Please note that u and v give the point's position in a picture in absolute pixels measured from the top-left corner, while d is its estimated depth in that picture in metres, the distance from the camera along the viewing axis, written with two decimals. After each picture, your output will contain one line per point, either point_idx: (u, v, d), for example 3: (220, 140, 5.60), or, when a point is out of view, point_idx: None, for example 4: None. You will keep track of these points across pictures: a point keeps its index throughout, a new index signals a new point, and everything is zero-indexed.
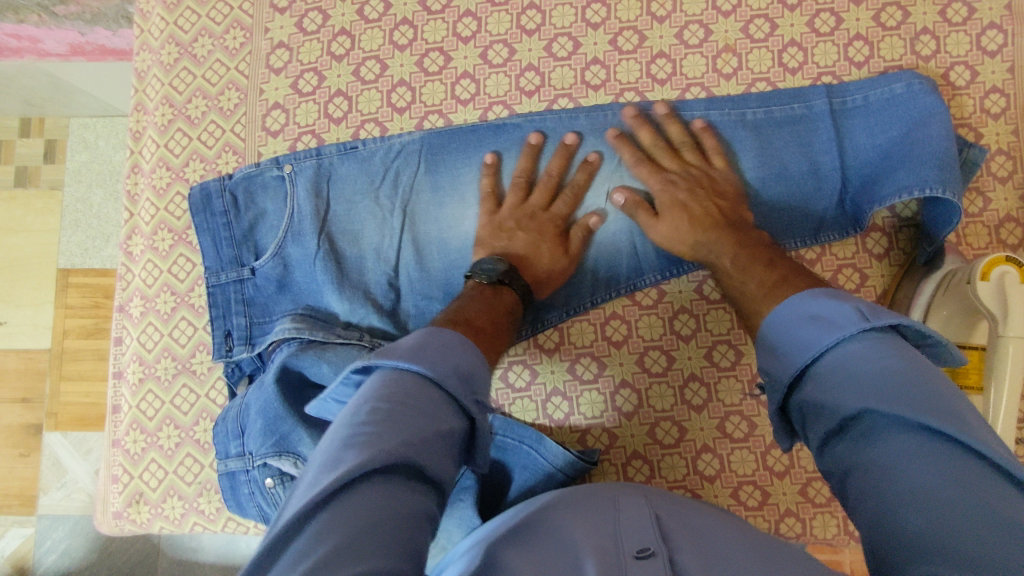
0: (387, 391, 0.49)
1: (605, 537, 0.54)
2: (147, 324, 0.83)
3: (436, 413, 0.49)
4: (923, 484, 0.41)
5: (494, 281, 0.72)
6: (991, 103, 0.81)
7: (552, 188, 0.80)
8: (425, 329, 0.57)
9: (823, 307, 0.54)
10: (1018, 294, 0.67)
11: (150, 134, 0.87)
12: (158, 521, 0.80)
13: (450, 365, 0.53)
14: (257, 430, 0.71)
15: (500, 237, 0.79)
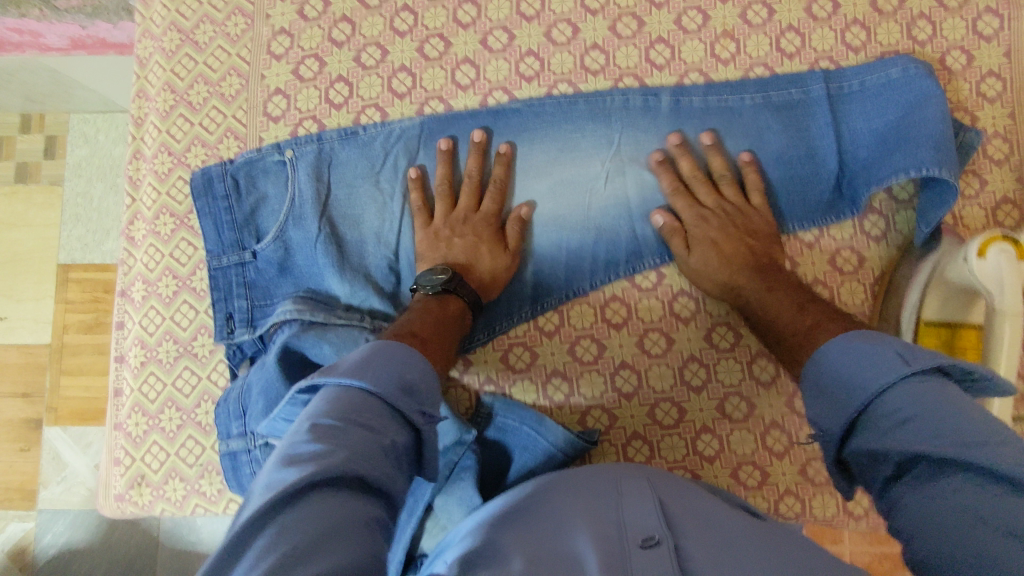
0: (333, 405, 0.50)
1: (607, 523, 0.55)
2: (149, 308, 0.83)
3: (380, 428, 0.49)
4: (954, 506, 0.44)
5: (438, 291, 0.73)
6: (988, 87, 0.82)
7: (475, 188, 0.81)
8: (371, 342, 0.58)
9: (860, 351, 0.56)
10: (1014, 271, 0.68)
11: (152, 120, 0.87)
12: (160, 503, 0.81)
13: (393, 378, 0.53)
14: (259, 410, 0.72)
15: (435, 247, 0.78)
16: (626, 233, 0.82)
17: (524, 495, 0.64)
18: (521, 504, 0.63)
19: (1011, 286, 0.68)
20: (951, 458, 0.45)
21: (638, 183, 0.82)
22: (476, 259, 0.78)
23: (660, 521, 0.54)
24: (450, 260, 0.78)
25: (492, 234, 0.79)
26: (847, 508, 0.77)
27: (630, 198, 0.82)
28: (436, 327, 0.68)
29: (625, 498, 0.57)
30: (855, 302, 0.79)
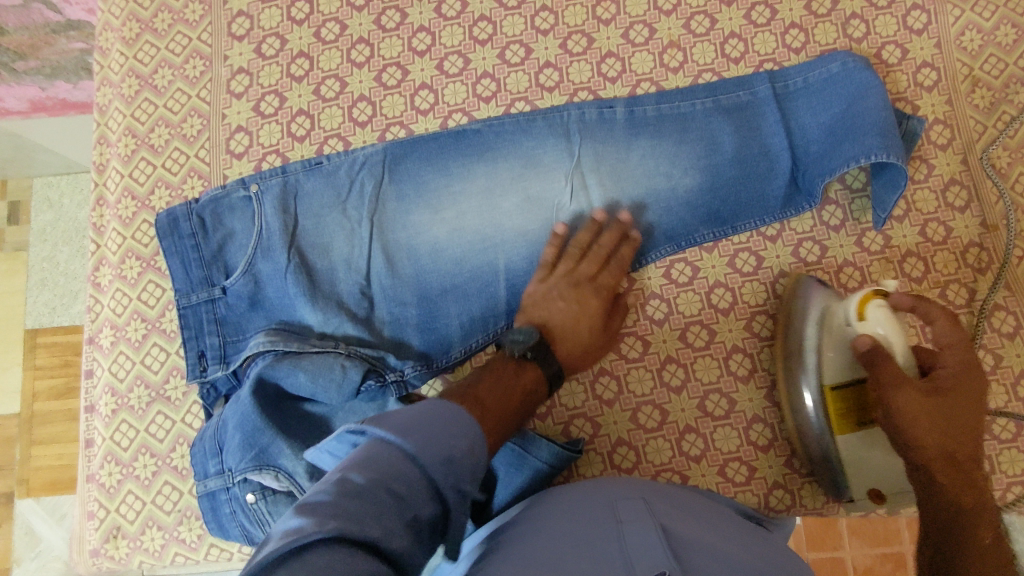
0: (365, 461, 0.48)
1: (611, 558, 0.53)
2: (119, 353, 0.82)
3: (411, 500, 0.47)
4: None
5: (520, 353, 0.72)
6: (923, 77, 0.86)
7: (603, 258, 0.80)
8: (435, 400, 0.56)
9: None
10: (894, 327, 0.68)
11: (115, 166, 0.87)
12: (137, 555, 0.77)
13: (439, 450, 0.50)
14: (236, 445, 0.71)
15: (541, 304, 0.78)
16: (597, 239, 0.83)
17: (522, 525, 0.61)
18: (511, 534, 0.60)
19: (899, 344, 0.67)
20: None
21: (602, 195, 0.83)
22: (574, 330, 0.77)
23: (666, 551, 0.52)
24: (546, 321, 0.77)
25: (600, 302, 0.78)
26: (837, 496, 0.77)
27: (595, 208, 0.83)
28: (502, 397, 0.67)
29: (627, 528, 0.56)
30: None
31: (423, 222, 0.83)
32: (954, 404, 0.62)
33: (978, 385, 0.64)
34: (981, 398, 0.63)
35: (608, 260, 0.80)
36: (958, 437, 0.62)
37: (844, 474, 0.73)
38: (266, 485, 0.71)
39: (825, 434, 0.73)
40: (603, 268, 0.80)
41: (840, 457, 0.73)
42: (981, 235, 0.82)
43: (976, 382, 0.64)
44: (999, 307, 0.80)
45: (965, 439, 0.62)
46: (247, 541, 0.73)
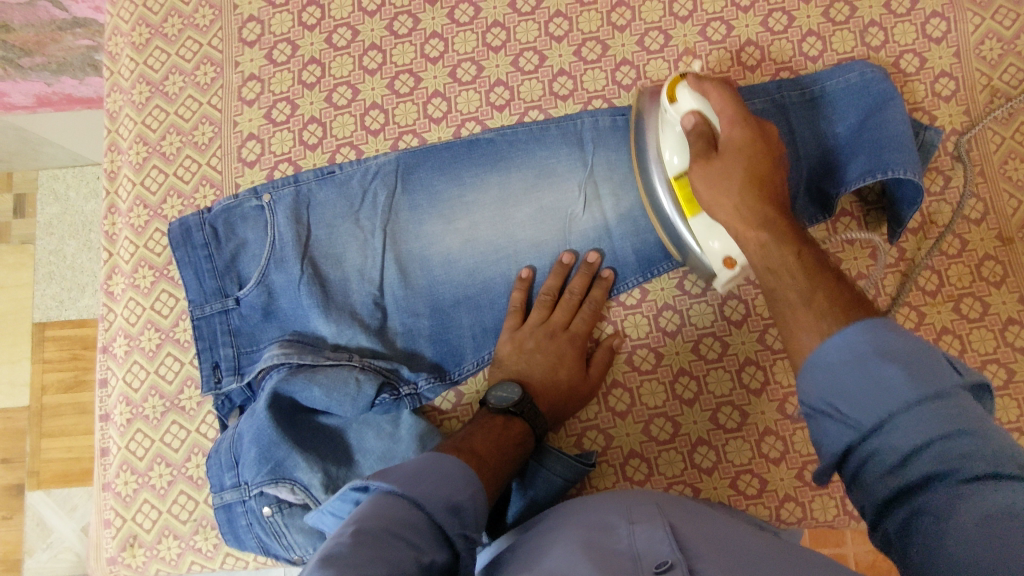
0: (377, 515, 0.49)
1: (621, 553, 0.53)
2: (133, 362, 0.82)
3: (423, 546, 0.49)
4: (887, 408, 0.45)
5: (504, 410, 0.72)
6: (942, 87, 0.85)
7: (573, 306, 0.80)
8: (427, 454, 0.58)
9: (895, 337, 0.47)
10: (699, 97, 0.69)
11: (126, 173, 0.87)
12: (153, 563, 0.78)
13: (443, 497, 0.54)
14: (252, 458, 0.72)
15: (516, 356, 0.77)
16: (610, 249, 0.82)
17: (530, 538, 0.62)
18: (523, 547, 0.60)
19: (710, 112, 0.69)
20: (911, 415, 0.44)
21: (615, 205, 0.82)
22: (551, 379, 0.76)
23: (672, 546, 0.52)
24: (524, 373, 0.76)
25: (577, 350, 0.78)
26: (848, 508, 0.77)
27: (608, 218, 0.82)
28: (495, 446, 0.68)
29: (639, 528, 0.56)
30: None
31: (436, 232, 0.83)
32: (726, 164, 0.64)
33: (746, 137, 0.65)
34: (759, 149, 0.65)
35: (579, 307, 0.80)
36: (740, 190, 0.63)
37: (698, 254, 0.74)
38: (283, 498, 0.72)
39: (678, 223, 0.74)
40: (572, 316, 0.80)
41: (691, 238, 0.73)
42: (996, 248, 0.81)
43: (746, 134, 0.65)
44: (1013, 321, 0.79)
45: (743, 190, 0.63)
46: (263, 552, 0.73)
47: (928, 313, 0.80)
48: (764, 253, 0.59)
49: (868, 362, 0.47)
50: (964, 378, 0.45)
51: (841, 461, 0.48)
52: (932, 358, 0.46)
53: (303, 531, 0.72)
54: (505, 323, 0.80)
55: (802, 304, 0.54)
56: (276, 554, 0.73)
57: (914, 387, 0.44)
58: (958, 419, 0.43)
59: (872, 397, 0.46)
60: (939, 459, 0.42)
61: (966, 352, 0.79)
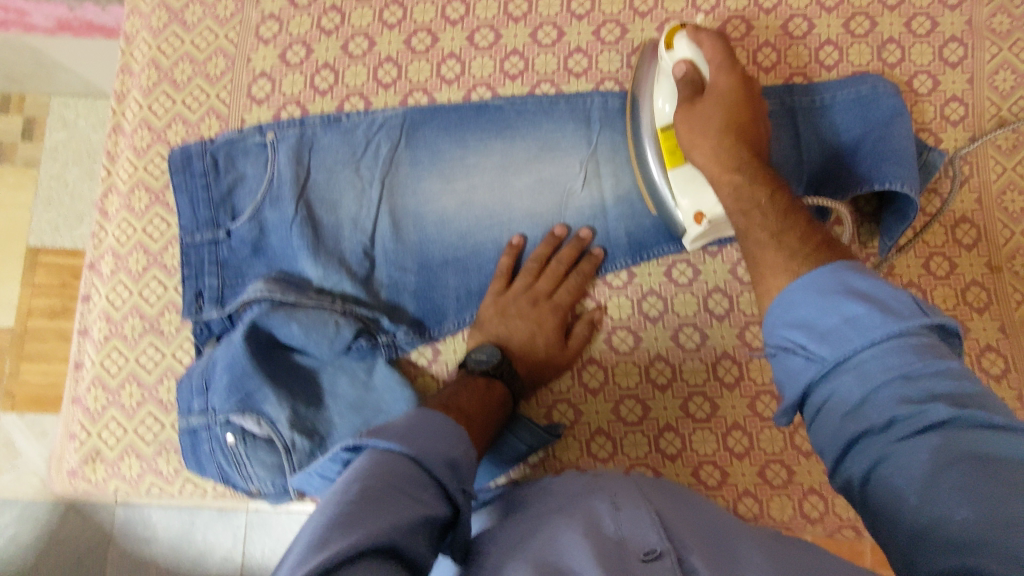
0: (373, 472, 0.51)
1: (608, 539, 0.52)
2: (117, 282, 0.83)
3: (422, 497, 0.51)
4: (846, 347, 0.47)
5: (486, 371, 0.73)
6: (951, 111, 0.85)
7: (558, 276, 0.81)
8: (416, 410, 0.60)
9: (863, 280, 0.49)
10: (693, 46, 0.72)
11: (134, 96, 0.87)
12: (113, 480, 0.79)
13: (439, 453, 0.55)
14: (222, 385, 0.72)
15: (499, 320, 0.78)
16: (603, 228, 0.83)
17: (514, 519, 0.62)
18: (505, 531, 0.59)
19: (701, 62, 0.72)
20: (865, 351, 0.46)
21: (613, 186, 0.83)
22: (532, 344, 0.77)
23: (659, 531, 0.53)
24: (504, 338, 0.77)
25: (557, 320, 0.79)
26: (804, 511, 0.77)
27: (605, 198, 0.83)
28: (481, 404, 0.69)
29: (623, 512, 0.56)
30: None
31: (433, 190, 0.83)
32: (708, 109, 0.68)
33: (730, 84, 0.69)
34: (741, 96, 0.69)
35: (564, 278, 0.81)
36: (718, 136, 0.67)
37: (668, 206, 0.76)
38: (248, 429, 0.73)
39: (656, 174, 0.76)
40: (557, 286, 0.81)
41: (666, 191, 0.75)
42: (983, 275, 0.82)
43: (730, 82, 0.69)
44: (990, 348, 0.80)
45: (721, 134, 0.67)
46: (223, 481, 0.74)
47: None
48: (739, 197, 0.64)
49: (830, 297, 0.49)
50: (929, 319, 0.46)
51: (801, 401, 0.50)
52: (900, 303, 0.47)
53: (265, 465, 0.73)
54: (490, 286, 0.81)
55: (772, 244, 0.59)
56: (235, 485, 0.74)
57: (871, 325, 0.46)
58: (916, 357, 0.44)
59: (840, 335, 0.47)
60: (898, 398, 0.43)
61: None
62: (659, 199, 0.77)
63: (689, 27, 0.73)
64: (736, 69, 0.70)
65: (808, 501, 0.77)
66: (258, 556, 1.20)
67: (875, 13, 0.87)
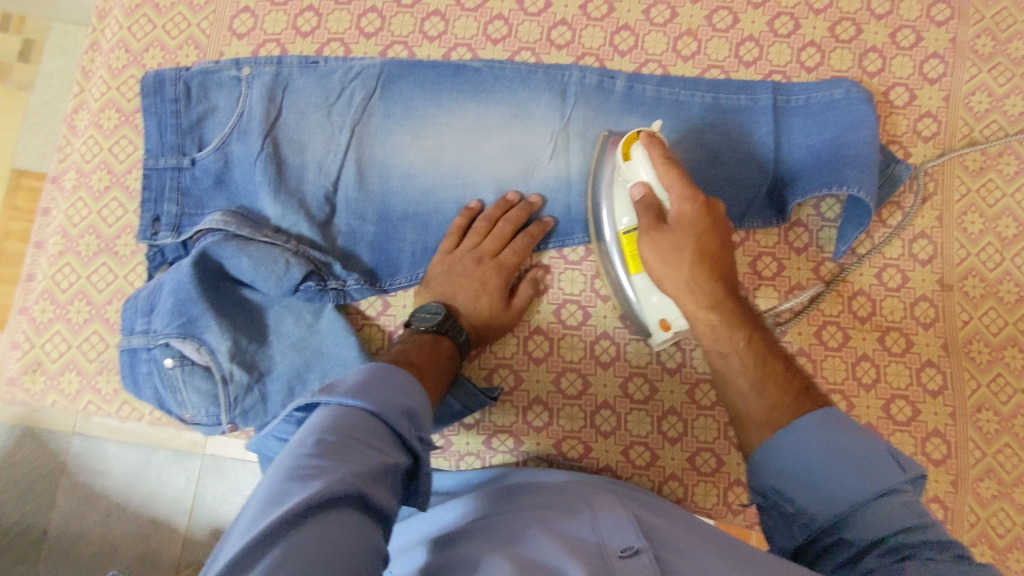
0: (332, 424, 0.51)
1: (582, 538, 0.54)
2: (77, 199, 0.83)
3: (383, 449, 0.51)
4: (842, 496, 0.53)
5: (433, 329, 0.73)
6: (923, 127, 0.86)
7: (506, 236, 0.81)
8: (371, 363, 0.58)
9: (848, 431, 0.55)
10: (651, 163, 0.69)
11: (116, 15, 0.87)
12: (51, 394, 0.79)
13: (397, 404, 0.55)
14: (166, 309, 0.73)
15: (445, 278, 0.79)
16: (566, 201, 0.83)
17: (492, 512, 0.63)
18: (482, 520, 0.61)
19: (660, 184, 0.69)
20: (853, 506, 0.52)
21: (580, 160, 0.83)
22: (476, 304, 0.78)
23: (638, 534, 0.54)
24: (449, 296, 0.78)
25: (501, 281, 0.79)
26: (728, 501, 0.78)
27: (571, 171, 0.83)
28: (430, 358, 0.70)
29: (601, 513, 0.58)
30: (769, 303, 0.83)
31: (402, 144, 0.83)
32: (678, 239, 0.66)
33: (694, 214, 0.66)
34: (706, 228, 0.66)
35: (512, 238, 0.81)
36: (689, 269, 0.65)
37: (637, 311, 0.76)
38: (187, 355, 0.73)
39: (623, 278, 0.75)
40: (504, 246, 0.81)
41: (632, 294, 0.76)
42: (934, 291, 0.83)
43: (695, 212, 0.66)
44: (931, 364, 0.81)
45: (692, 268, 0.65)
46: (157, 404, 0.75)
47: (852, 337, 0.82)
48: (717, 339, 0.63)
49: (826, 451, 0.54)
50: (907, 474, 0.52)
51: (800, 545, 0.55)
52: (880, 455, 0.53)
53: (199, 393, 0.74)
54: (441, 244, 0.82)
55: (754, 391, 0.60)
56: (169, 410, 0.75)
57: (862, 484, 0.52)
58: (904, 514, 0.50)
59: (834, 494, 0.53)
60: (889, 547, 0.49)
61: (878, 382, 0.81)
62: (628, 301, 0.77)
63: (648, 140, 0.70)
64: (700, 196, 0.66)
65: (733, 491, 0.78)
66: (210, 500, 1.20)
67: (861, 20, 0.87)
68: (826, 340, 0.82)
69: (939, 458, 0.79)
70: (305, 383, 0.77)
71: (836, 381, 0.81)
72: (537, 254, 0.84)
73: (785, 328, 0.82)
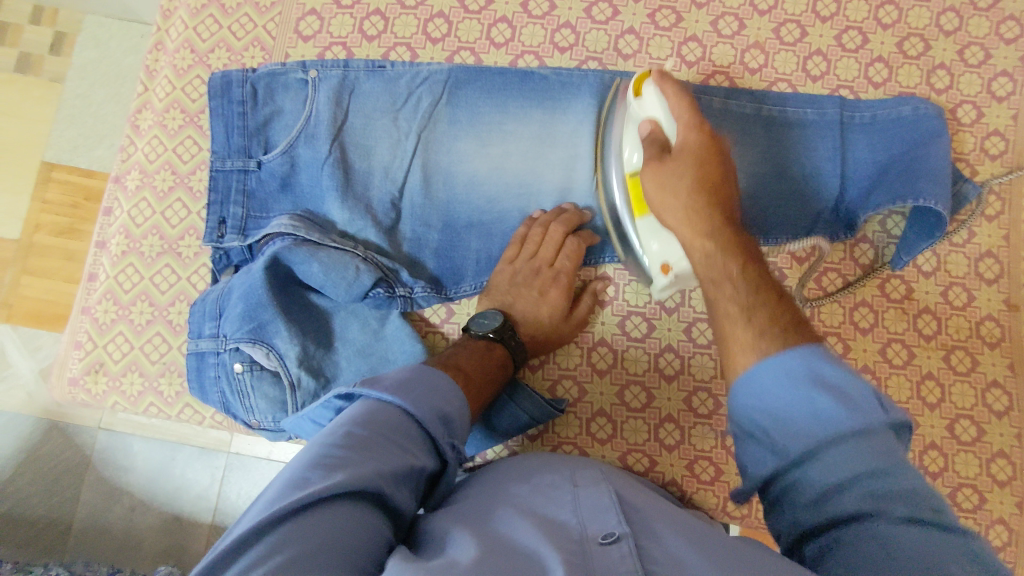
0: (365, 420, 0.53)
1: (565, 518, 0.54)
2: (141, 199, 0.82)
3: (411, 451, 0.53)
4: (812, 435, 0.45)
5: (488, 335, 0.73)
6: (991, 145, 0.85)
7: (561, 243, 0.79)
8: (412, 366, 0.61)
9: (829, 366, 0.47)
10: (656, 96, 0.71)
11: (181, 15, 0.87)
12: (113, 395, 0.79)
13: (432, 409, 0.57)
14: (236, 314, 0.72)
15: (506, 289, 0.78)
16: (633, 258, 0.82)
17: (479, 486, 0.63)
18: (464, 498, 0.61)
19: (666, 115, 0.70)
20: (822, 444, 0.45)
21: None
22: (538, 312, 0.77)
23: (618, 517, 0.53)
24: (508, 305, 0.78)
25: (561, 290, 0.78)
26: None
27: None
28: (480, 365, 0.69)
29: (582, 492, 0.57)
30: (834, 322, 0.82)
31: (467, 151, 0.83)
32: (678, 168, 0.66)
33: (698, 143, 0.66)
34: (709, 156, 0.66)
35: (568, 245, 0.79)
36: (688, 195, 0.64)
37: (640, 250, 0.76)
38: (257, 360, 0.73)
39: (629, 224, 0.76)
40: (558, 253, 0.79)
41: (636, 237, 0.76)
42: (1000, 312, 0.82)
43: (699, 140, 0.66)
44: (996, 385, 0.81)
45: (691, 193, 0.64)
46: (223, 409, 0.75)
47: (917, 355, 0.81)
48: (708, 267, 0.60)
49: (800, 385, 0.47)
50: (890, 417, 0.45)
51: (763, 485, 0.49)
52: (862, 396, 0.45)
53: (266, 399, 0.73)
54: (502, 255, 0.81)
55: (741, 319, 0.54)
56: (235, 414, 0.74)
57: (837, 422, 0.45)
58: (883, 461, 0.43)
59: (809, 426, 0.46)
60: (859, 496, 0.43)
61: (943, 402, 0.80)
62: (633, 245, 0.77)
63: (655, 74, 0.71)
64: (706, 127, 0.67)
65: None
66: (233, 500, 1.17)
67: (930, 37, 0.87)
68: (891, 358, 0.81)
69: (1004, 480, 0.79)
70: None
71: (901, 399, 0.81)
72: (592, 264, 0.84)
73: (848, 345, 0.82)
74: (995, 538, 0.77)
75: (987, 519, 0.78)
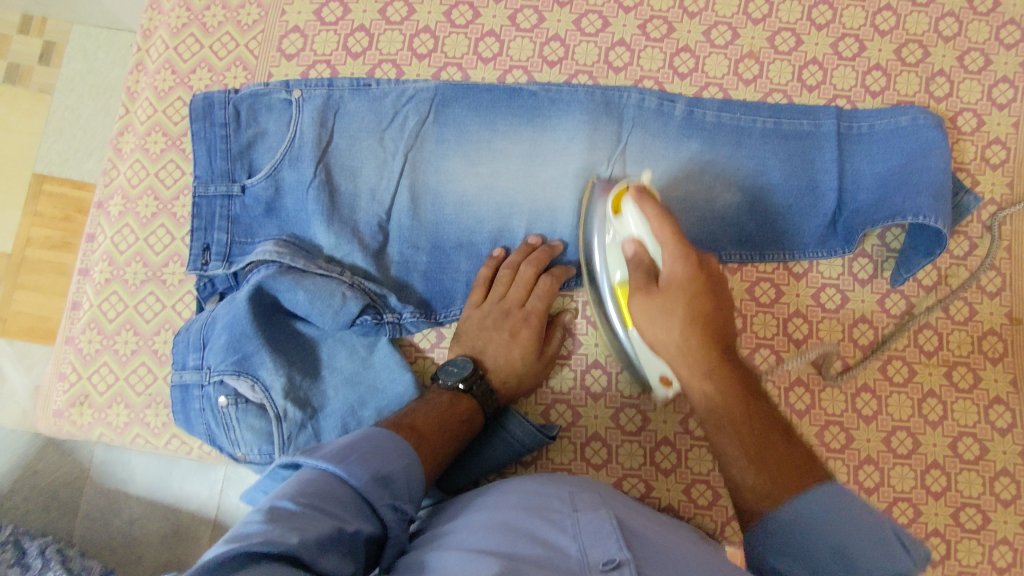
0: (295, 488, 0.51)
1: (565, 546, 0.53)
2: (124, 225, 0.81)
3: (343, 515, 0.51)
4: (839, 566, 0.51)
5: (455, 385, 0.72)
6: (992, 154, 0.83)
7: (530, 281, 0.78)
8: (361, 429, 0.60)
9: (855, 506, 0.53)
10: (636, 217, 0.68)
11: (161, 35, 0.85)
12: (98, 427, 0.77)
13: (369, 471, 0.55)
14: (220, 344, 0.71)
15: (476, 333, 0.77)
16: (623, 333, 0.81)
17: (475, 506, 0.61)
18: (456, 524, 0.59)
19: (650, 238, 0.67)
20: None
21: None
22: (509, 357, 0.75)
23: (619, 543, 0.52)
24: (479, 350, 0.76)
25: (533, 331, 0.77)
26: None
27: None
28: (436, 422, 0.67)
29: (582, 517, 0.56)
30: (832, 340, 0.81)
31: (456, 170, 0.81)
32: (666, 304, 0.64)
33: (686, 275, 0.63)
34: (699, 292, 0.63)
35: (536, 283, 0.78)
36: (681, 331, 0.63)
37: (635, 362, 0.74)
38: (241, 392, 0.72)
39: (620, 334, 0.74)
40: (530, 292, 0.78)
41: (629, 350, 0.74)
42: (1002, 325, 0.80)
43: (686, 273, 0.63)
44: (999, 401, 0.79)
45: (684, 330, 0.63)
46: (208, 441, 0.73)
47: (919, 372, 0.80)
48: (708, 408, 0.61)
49: (833, 523, 0.52)
50: (913, 557, 0.51)
51: None
52: (885, 533, 0.52)
53: (252, 431, 0.72)
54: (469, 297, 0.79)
55: (750, 466, 0.57)
56: (220, 447, 0.73)
57: (861, 563, 0.51)
58: None
59: (836, 559, 0.51)
60: None
61: (946, 420, 0.79)
62: (626, 353, 0.75)
63: (634, 190, 0.68)
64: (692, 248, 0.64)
65: None
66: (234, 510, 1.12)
67: (929, 43, 0.85)
68: (892, 375, 0.80)
69: (1009, 498, 0.77)
70: (359, 420, 0.74)
71: (902, 417, 0.79)
72: (569, 292, 0.82)
73: (848, 362, 0.80)
74: (1001, 558, 0.76)
75: (993, 539, 0.76)
